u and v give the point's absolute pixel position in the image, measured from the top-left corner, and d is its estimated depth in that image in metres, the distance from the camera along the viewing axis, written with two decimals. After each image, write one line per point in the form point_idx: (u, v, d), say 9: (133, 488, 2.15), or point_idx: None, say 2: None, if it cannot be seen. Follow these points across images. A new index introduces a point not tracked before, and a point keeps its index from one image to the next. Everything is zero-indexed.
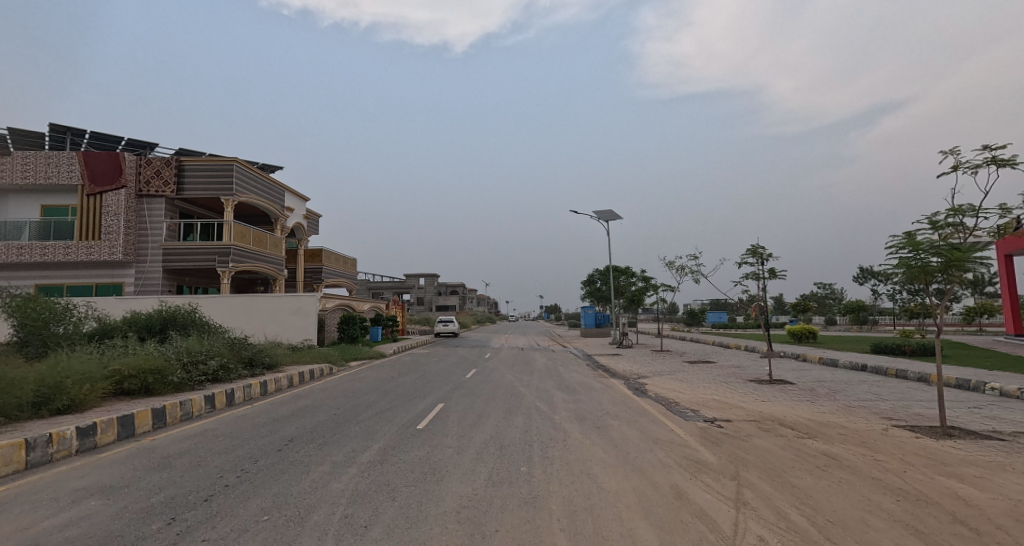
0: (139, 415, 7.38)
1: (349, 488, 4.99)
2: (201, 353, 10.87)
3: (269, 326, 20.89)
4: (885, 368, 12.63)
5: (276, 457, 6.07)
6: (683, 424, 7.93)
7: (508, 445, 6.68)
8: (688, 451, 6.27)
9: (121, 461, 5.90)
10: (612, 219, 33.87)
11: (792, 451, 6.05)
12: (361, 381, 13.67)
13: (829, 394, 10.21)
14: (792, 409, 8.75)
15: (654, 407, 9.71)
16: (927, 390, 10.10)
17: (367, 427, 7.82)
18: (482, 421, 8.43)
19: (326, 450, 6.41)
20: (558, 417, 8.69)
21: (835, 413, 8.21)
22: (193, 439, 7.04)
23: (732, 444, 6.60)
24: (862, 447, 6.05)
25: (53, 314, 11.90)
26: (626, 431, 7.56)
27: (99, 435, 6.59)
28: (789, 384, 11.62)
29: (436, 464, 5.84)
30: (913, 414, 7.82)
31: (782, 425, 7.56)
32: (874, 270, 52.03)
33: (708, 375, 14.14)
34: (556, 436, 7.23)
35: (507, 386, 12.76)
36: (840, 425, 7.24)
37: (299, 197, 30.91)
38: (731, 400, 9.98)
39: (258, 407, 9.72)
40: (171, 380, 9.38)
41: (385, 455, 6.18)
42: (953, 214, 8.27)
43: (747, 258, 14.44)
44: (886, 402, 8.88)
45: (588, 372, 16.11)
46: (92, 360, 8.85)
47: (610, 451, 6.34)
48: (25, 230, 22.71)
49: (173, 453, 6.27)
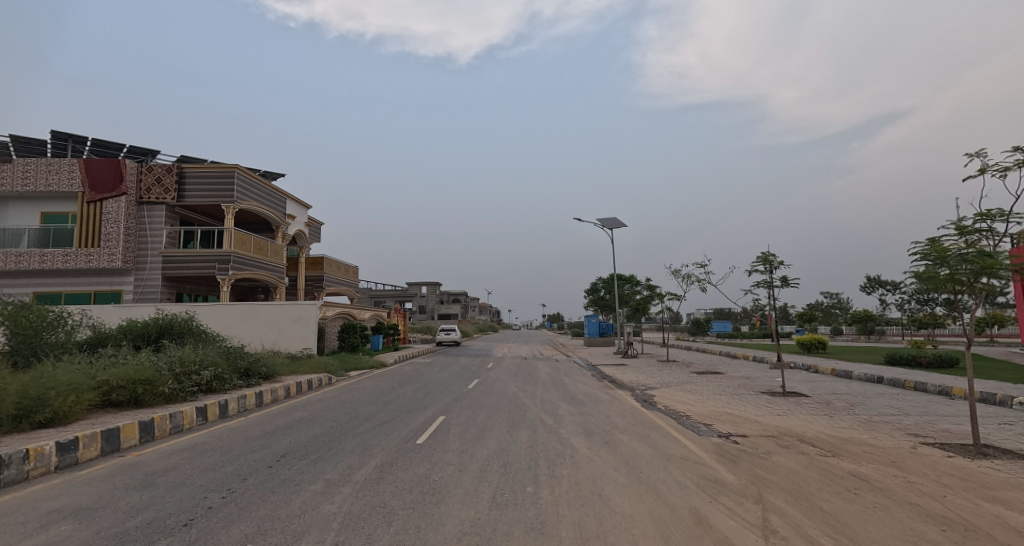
0: (126, 428, 7.05)
1: (341, 511, 4.62)
2: (195, 363, 10.54)
3: (268, 335, 20.54)
4: (903, 381, 12.18)
5: (266, 474, 5.72)
6: (697, 439, 7.51)
7: (512, 463, 6.29)
8: (704, 470, 5.86)
9: (102, 479, 5.54)
10: (616, 226, 33.54)
11: (818, 471, 5.63)
12: (360, 392, 13.28)
13: (848, 408, 9.76)
14: (811, 424, 8.32)
15: (664, 420, 9.30)
16: (949, 404, 9.69)
17: (364, 442, 7.45)
18: (484, 434, 8.06)
19: (319, 467, 6.04)
20: (565, 432, 8.27)
21: (858, 428, 7.78)
22: (179, 454, 6.67)
23: (750, 461, 6.21)
24: (892, 467, 5.64)
25: (45, 321, 11.60)
26: (637, 447, 7.14)
27: (81, 451, 6.24)
28: (804, 396, 11.17)
29: (436, 484, 5.45)
30: (942, 431, 7.39)
31: (802, 441, 7.15)
32: (881, 280, 51.54)
33: (718, 386, 13.71)
34: (563, 452, 6.85)
35: (510, 398, 12.33)
36: (865, 442, 6.82)
37: (301, 204, 30.57)
38: (744, 414, 9.54)
39: (252, 419, 9.36)
40: (161, 391, 9.02)
41: (382, 473, 5.81)
42: (982, 219, 7.86)
43: (757, 265, 14.08)
44: (910, 417, 8.45)
45: (594, 382, 15.68)
46: (80, 370, 8.48)
47: (621, 470, 5.94)
48: (24, 237, 22.51)
49: (157, 470, 5.90)
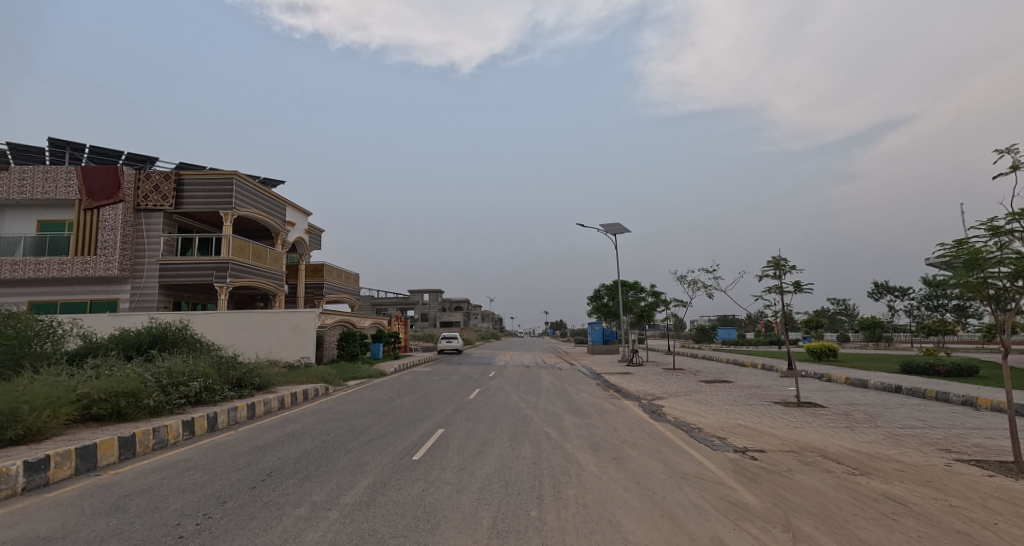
0: (103, 445, 6.63)
1: (325, 540, 4.16)
2: (183, 374, 10.14)
3: (265, 344, 20.14)
4: (923, 390, 11.68)
5: (248, 496, 5.27)
6: (712, 455, 7.02)
7: (514, 482, 5.84)
8: (723, 491, 5.41)
9: (70, 503, 5.12)
10: (620, 232, 33.16)
11: (847, 493, 5.16)
12: (357, 403, 12.81)
13: (869, 419, 9.26)
14: (831, 438, 7.82)
15: (674, 432, 8.85)
16: (975, 415, 9.21)
17: (357, 459, 7.00)
18: (485, 450, 7.59)
19: (306, 487, 5.60)
20: (571, 447, 7.80)
21: (883, 443, 7.29)
22: (159, 472, 6.23)
23: (772, 480, 5.74)
24: (929, 487, 5.16)
25: (33, 330, 11.27)
26: (648, 463, 6.68)
27: (52, 470, 5.82)
28: (820, 407, 10.68)
29: (431, 508, 5.00)
30: (975, 445, 6.90)
31: (825, 457, 6.66)
32: (889, 285, 50.85)
33: (728, 396, 13.20)
34: (568, 469, 6.39)
35: (513, 409, 11.83)
36: (894, 459, 6.35)
37: (301, 211, 30.31)
38: (759, 426, 9.04)
39: (241, 433, 8.92)
40: (146, 404, 8.58)
41: (374, 495, 5.37)
42: (1014, 219, 7.39)
43: (768, 270, 13.65)
44: (938, 430, 7.97)
45: (599, 392, 15.16)
46: (61, 382, 8.05)
47: (633, 490, 5.48)
48: (20, 246, 22.31)
49: (131, 492, 5.47)
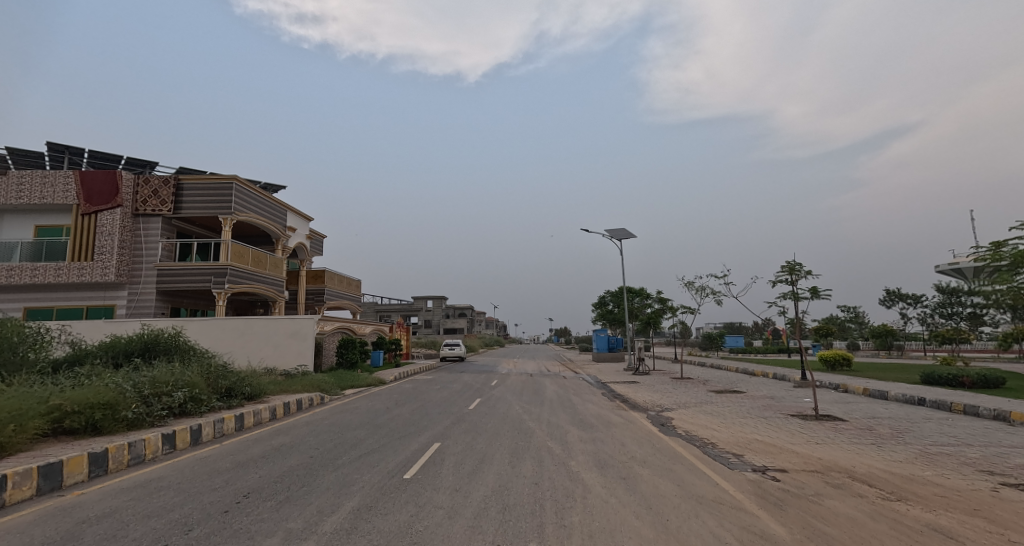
0: (71, 462, 6.15)
1: None
2: (167, 384, 9.67)
3: (260, 352, 19.66)
4: (949, 403, 11.02)
5: (217, 524, 4.75)
6: (729, 475, 6.45)
7: (513, 506, 5.30)
8: (745, 519, 4.83)
9: (18, 530, 4.62)
10: (625, 237, 32.67)
11: (887, 523, 4.56)
12: (352, 414, 12.26)
13: (897, 436, 8.62)
14: (858, 456, 7.22)
15: (686, 448, 8.28)
16: (1009, 430, 8.62)
17: (345, 477, 6.49)
18: (483, 467, 7.07)
19: (283, 512, 5.09)
20: (575, 464, 7.24)
21: (916, 463, 6.68)
22: (127, 493, 5.73)
23: (800, 506, 5.16)
24: (979, 518, 4.58)
25: (17, 338, 10.89)
26: (660, 484, 6.12)
27: (9, 492, 5.31)
28: (841, 420, 10.07)
29: (418, 538, 4.46)
30: (1018, 466, 6.31)
31: (854, 479, 6.07)
32: (900, 292, 49.96)
33: (741, 408, 12.60)
34: (572, 492, 5.84)
35: (514, 421, 11.23)
36: (931, 482, 5.76)
37: (303, 216, 30.02)
38: (778, 442, 8.44)
39: (225, 447, 8.42)
40: (124, 416, 8.12)
41: (357, 521, 4.85)
42: None
43: (782, 276, 13.06)
44: (974, 448, 7.38)
45: (605, 403, 14.57)
46: (32, 393, 7.58)
47: (644, 518, 4.92)
48: (16, 251, 22.00)
49: (90, 517, 4.96)
